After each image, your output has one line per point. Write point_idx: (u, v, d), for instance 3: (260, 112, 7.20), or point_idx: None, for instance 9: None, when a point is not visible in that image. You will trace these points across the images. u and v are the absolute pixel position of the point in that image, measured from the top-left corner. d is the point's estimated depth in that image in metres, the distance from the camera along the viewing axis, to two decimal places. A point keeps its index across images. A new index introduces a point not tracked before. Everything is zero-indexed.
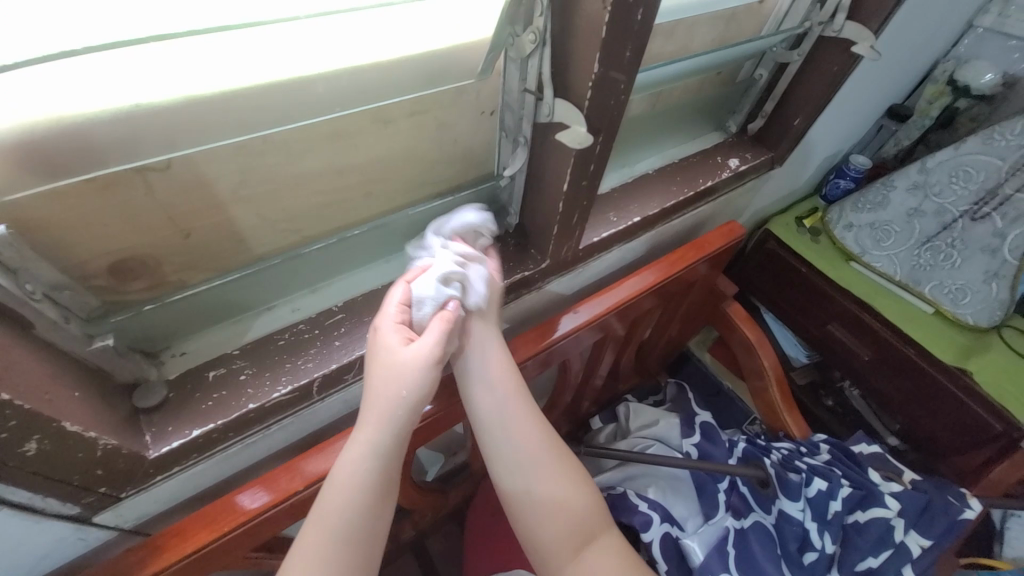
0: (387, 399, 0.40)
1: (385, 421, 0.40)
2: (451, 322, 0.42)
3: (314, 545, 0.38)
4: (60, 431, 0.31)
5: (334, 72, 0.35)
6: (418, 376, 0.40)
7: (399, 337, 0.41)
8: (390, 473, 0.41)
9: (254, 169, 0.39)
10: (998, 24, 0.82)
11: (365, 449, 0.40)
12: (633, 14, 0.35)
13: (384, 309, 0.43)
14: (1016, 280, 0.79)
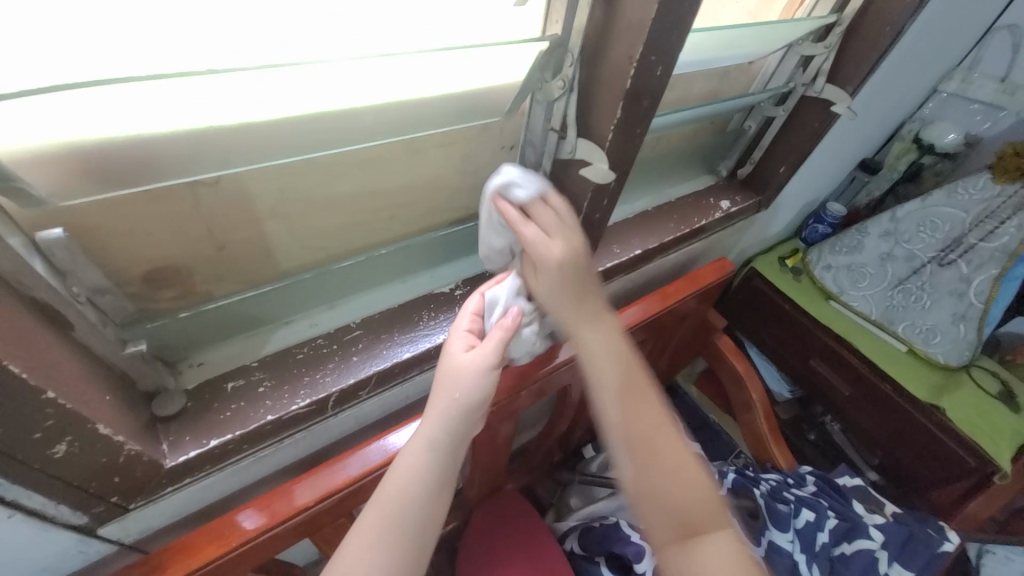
0: (443, 397, 0.42)
1: (440, 417, 0.42)
2: (508, 333, 0.43)
3: (360, 551, 0.39)
4: (93, 433, 0.31)
5: (383, 107, 0.39)
6: (475, 380, 0.42)
7: (463, 341, 0.44)
8: (439, 476, 0.42)
9: (295, 187, 0.41)
10: (961, 89, 0.92)
11: (422, 442, 0.42)
12: (654, 69, 0.39)
13: (460, 315, 0.47)
14: (982, 323, 0.84)
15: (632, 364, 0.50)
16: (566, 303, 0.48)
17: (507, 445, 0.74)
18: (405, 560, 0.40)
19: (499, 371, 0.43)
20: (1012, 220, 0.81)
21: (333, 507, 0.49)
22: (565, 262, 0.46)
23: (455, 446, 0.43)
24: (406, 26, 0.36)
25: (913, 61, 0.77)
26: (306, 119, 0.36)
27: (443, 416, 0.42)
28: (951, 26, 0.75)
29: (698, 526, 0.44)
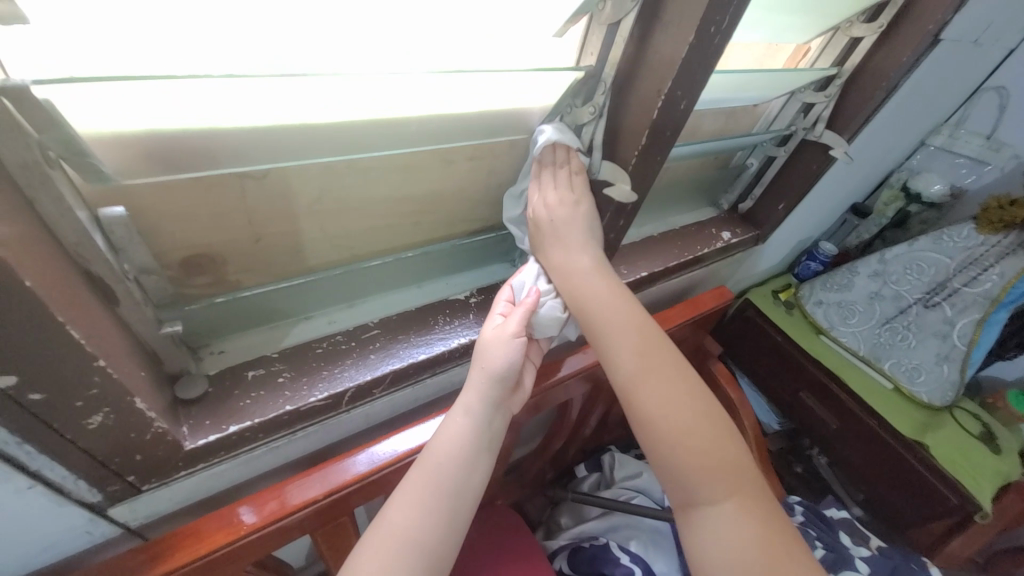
0: (479, 368, 0.46)
1: (478, 384, 0.46)
2: (528, 310, 0.47)
3: (401, 514, 0.40)
4: (130, 405, 0.33)
5: (426, 118, 0.41)
6: (502, 351, 0.45)
7: (497, 317, 0.48)
8: (476, 446, 0.44)
9: (334, 188, 0.43)
10: (947, 144, 0.99)
11: (462, 408, 0.45)
12: (678, 104, 0.43)
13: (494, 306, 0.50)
14: (964, 364, 0.87)
15: (641, 323, 0.49)
16: (582, 269, 0.49)
17: (507, 456, 0.75)
18: (440, 529, 0.41)
19: (522, 341, 0.46)
20: (994, 268, 0.85)
21: (327, 509, 0.49)
22: (567, 217, 0.48)
23: (490, 418, 0.46)
24: (460, 46, 0.38)
25: (904, 115, 0.82)
26: (355, 125, 0.38)
27: (484, 385, 0.45)
28: (939, 86, 0.81)
29: (710, 496, 0.43)
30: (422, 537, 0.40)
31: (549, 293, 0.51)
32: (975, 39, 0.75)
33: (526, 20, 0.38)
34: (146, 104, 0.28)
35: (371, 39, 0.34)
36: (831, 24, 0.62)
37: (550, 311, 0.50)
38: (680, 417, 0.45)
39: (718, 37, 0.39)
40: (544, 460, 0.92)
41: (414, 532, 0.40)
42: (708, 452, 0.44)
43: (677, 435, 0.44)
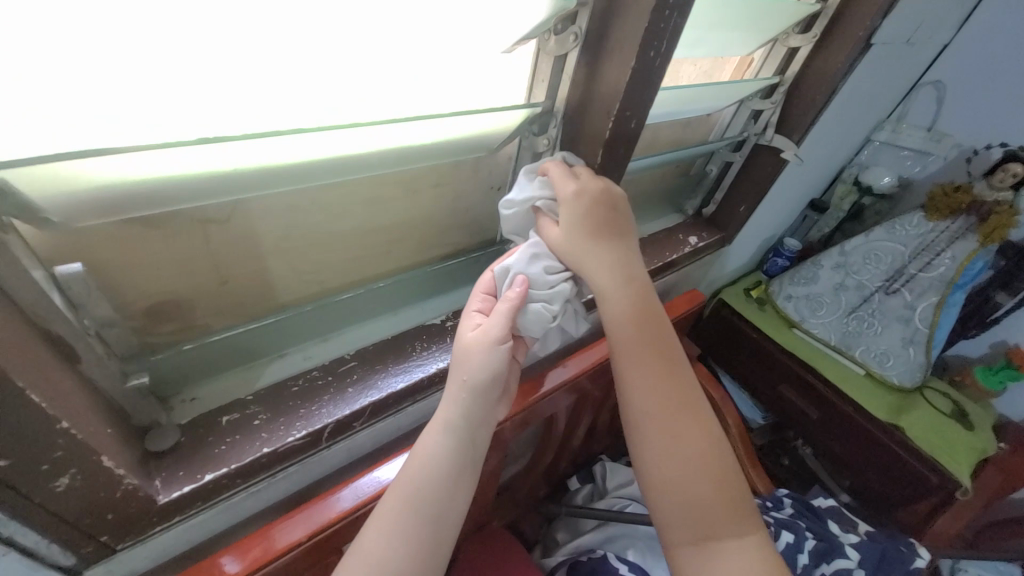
0: (458, 378, 0.43)
1: (463, 393, 0.42)
2: (513, 306, 0.42)
3: (381, 532, 0.39)
4: (96, 464, 0.32)
5: (387, 152, 0.41)
6: (484, 358, 0.42)
7: (474, 319, 0.45)
8: (461, 456, 0.42)
9: (298, 228, 0.44)
10: (892, 138, 1.04)
11: (442, 423, 0.43)
12: (628, 123, 0.46)
13: (474, 294, 0.47)
14: (928, 345, 0.92)
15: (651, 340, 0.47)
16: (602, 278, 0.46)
17: (496, 478, 0.75)
18: (427, 540, 0.40)
19: (506, 345, 0.43)
20: (946, 253, 0.90)
21: (314, 550, 0.47)
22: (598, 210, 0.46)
23: (470, 428, 0.43)
24: (419, 82, 0.39)
25: (848, 114, 0.87)
26: (314, 164, 0.38)
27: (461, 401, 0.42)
28: (877, 85, 0.87)
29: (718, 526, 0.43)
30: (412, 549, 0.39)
31: (547, 283, 0.45)
32: (905, 39, 0.80)
33: (478, 48, 0.39)
34: (117, 170, 0.28)
35: (327, 78, 0.34)
36: (772, 35, 0.65)
37: (537, 314, 0.44)
38: (683, 441, 0.45)
39: (658, 60, 0.41)
40: (535, 477, 0.92)
41: (393, 550, 0.39)
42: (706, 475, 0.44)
43: (691, 463, 0.44)
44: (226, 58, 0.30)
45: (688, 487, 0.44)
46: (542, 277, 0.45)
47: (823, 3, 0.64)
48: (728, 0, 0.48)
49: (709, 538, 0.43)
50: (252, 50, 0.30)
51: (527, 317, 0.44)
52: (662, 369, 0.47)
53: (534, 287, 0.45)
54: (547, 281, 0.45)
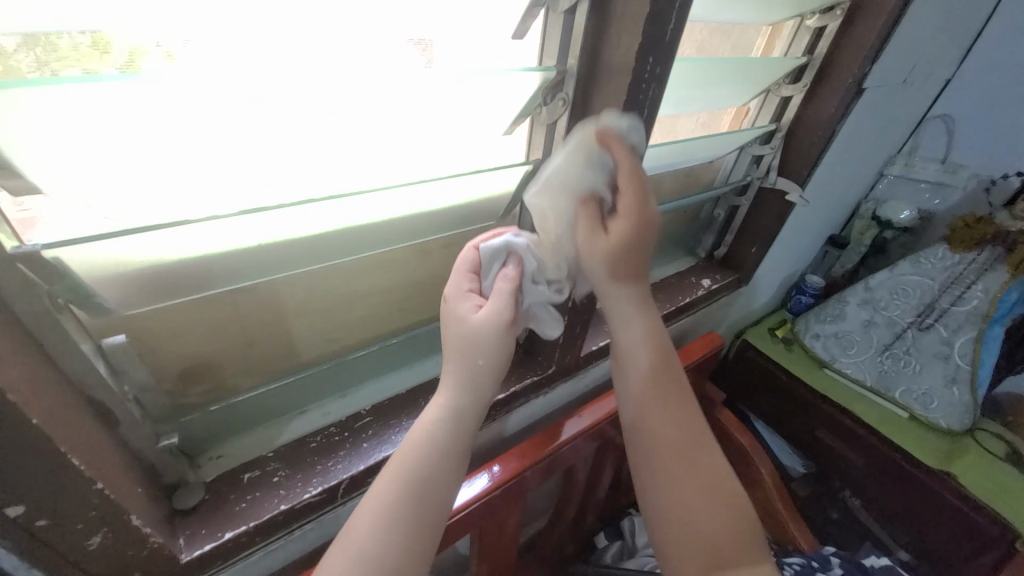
0: (471, 360, 0.43)
1: (466, 361, 0.43)
2: (515, 284, 0.44)
3: (378, 505, 0.37)
4: (126, 523, 0.34)
5: (397, 220, 0.45)
6: (497, 337, 0.42)
7: (467, 303, 0.43)
8: (461, 437, 0.42)
9: (317, 291, 0.47)
10: (906, 171, 1.03)
11: (446, 409, 0.43)
12: (621, 182, 0.48)
13: (454, 273, 0.45)
14: (973, 384, 0.87)
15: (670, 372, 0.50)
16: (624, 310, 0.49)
17: (515, 535, 0.73)
18: (431, 515, 0.39)
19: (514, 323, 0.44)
20: (977, 284, 0.87)
21: None
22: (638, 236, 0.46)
23: (470, 403, 0.43)
24: (421, 153, 0.43)
25: (853, 153, 0.88)
26: (329, 235, 0.42)
27: (462, 375, 0.43)
28: (879, 124, 0.88)
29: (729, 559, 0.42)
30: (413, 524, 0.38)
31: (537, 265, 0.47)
32: (902, 80, 0.82)
33: (475, 126, 0.44)
34: (157, 249, 0.33)
35: (341, 165, 0.39)
36: (763, 87, 0.68)
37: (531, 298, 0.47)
38: (692, 467, 0.45)
39: (642, 125, 0.45)
40: (560, 533, 0.88)
41: (383, 539, 0.36)
42: (716, 504, 0.43)
43: (703, 487, 0.44)
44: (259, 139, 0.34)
45: (697, 512, 0.43)
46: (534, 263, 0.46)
47: (810, 55, 0.67)
48: (708, 65, 0.51)
49: (712, 571, 0.41)
50: (273, 124, 0.33)
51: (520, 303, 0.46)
52: (676, 398, 0.49)
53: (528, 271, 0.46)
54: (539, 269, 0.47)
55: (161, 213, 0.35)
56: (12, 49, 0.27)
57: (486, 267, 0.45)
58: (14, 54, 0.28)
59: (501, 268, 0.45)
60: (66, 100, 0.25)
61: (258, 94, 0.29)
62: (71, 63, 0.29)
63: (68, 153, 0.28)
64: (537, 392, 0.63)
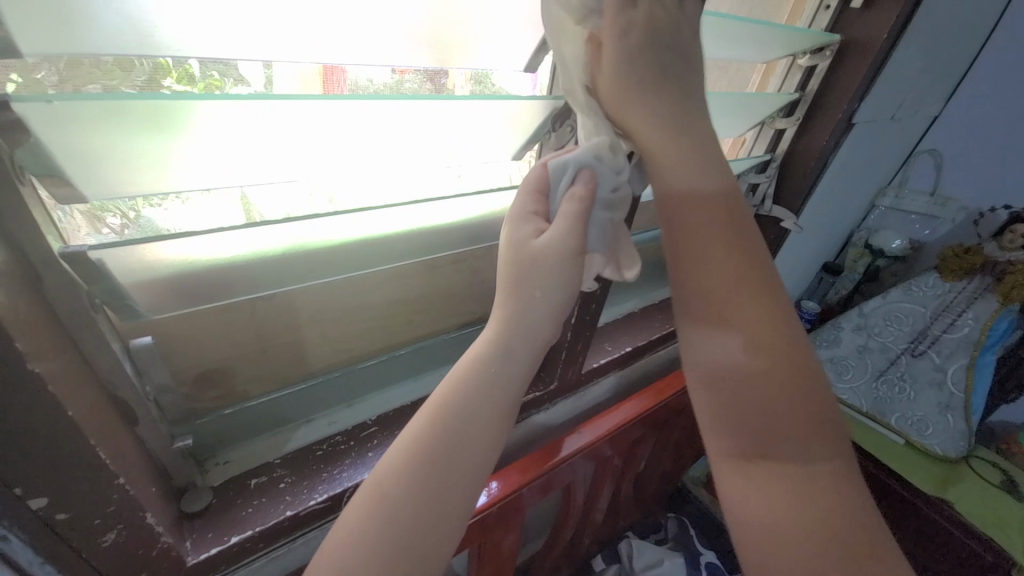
0: (529, 293, 0.37)
1: (521, 296, 0.38)
2: (583, 210, 0.36)
3: (389, 480, 0.34)
4: (139, 521, 0.34)
5: (414, 233, 0.48)
6: (562, 273, 0.36)
7: (527, 228, 0.37)
8: (502, 384, 0.37)
9: (334, 301, 0.50)
10: (896, 203, 1.07)
11: (477, 370, 0.37)
12: None
13: (519, 191, 0.38)
14: (967, 412, 0.88)
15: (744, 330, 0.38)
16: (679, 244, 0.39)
17: (511, 556, 0.72)
18: (451, 498, 0.35)
19: (577, 258, 0.37)
20: (968, 313, 0.90)
21: None
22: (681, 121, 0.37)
23: (519, 345, 0.38)
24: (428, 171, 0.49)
25: (846, 183, 0.92)
26: (355, 245, 0.45)
27: (517, 311, 0.38)
28: (870, 156, 0.92)
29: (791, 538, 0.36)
30: (431, 493, 0.34)
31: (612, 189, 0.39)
32: (891, 116, 0.86)
33: (486, 149, 0.47)
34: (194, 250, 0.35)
35: None
36: (759, 120, 0.71)
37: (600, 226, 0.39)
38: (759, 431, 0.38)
39: None
40: (557, 555, 0.88)
41: (397, 516, 0.33)
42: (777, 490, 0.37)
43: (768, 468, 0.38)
44: (286, 155, 0.36)
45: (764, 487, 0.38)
46: (608, 177, 0.38)
47: (802, 91, 0.71)
48: (708, 100, 0.55)
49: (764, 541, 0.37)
50: (305, 141, 0.35)
51: (590, 228, 0.38)
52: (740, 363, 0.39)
53: (602, 186, 0.38)
54: (617, 181, 0.38)
55: (202, 221, 0.40)
56: (38, 63, 0.29)
57: (553, 184, 0.38)
58: (38, 67, 0.29)
59: (569, 187, 0.37)
60: (205, 114, 0.29)
61: (303, 125, 0.33)
62: (93, 79, 0.32)
63: (115, 173, 0.31)
64: (528, 410, 0.63)
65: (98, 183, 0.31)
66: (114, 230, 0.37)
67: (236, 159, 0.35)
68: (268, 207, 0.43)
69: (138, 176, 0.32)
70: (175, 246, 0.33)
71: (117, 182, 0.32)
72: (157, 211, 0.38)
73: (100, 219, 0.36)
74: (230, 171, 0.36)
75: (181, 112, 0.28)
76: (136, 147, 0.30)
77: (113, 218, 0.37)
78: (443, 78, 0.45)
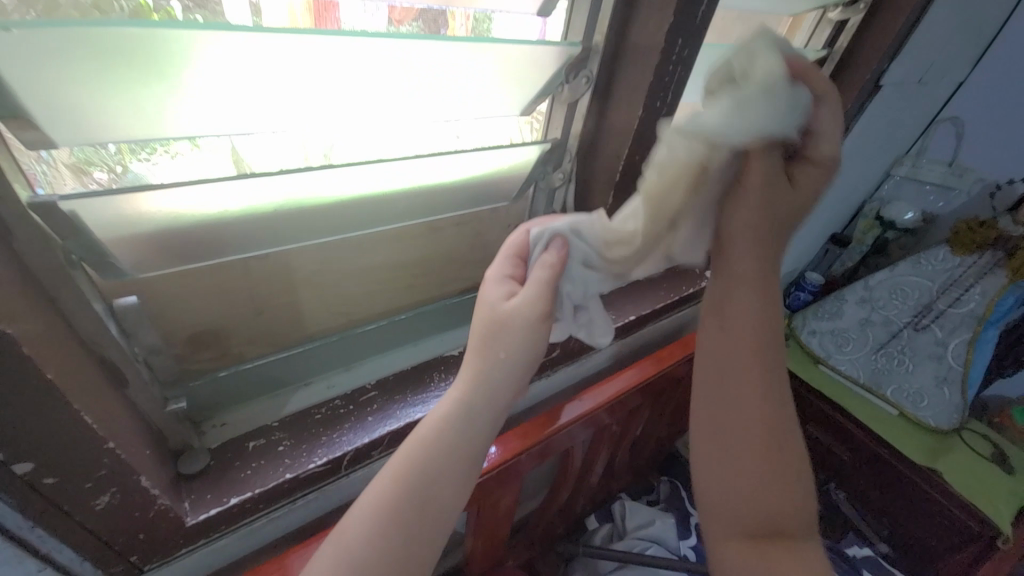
0: (494, 353, 0.38)
1: (490, 354, 0.38)
2: (552, 278, 0.38)
3: (371, 501, 0.36)
4: (134, 484, 0.34)
5: (414, 190, 0.44)
6: (526, 337, 0.37)
7: (501, 289, 0.39)
8: (465, 434, 0.38)
9: (331, 263, 0.48)
10: (911, 172, 1.04)
11: (457, 407, 0.38)
12: (660, 111, 0.46)
13: (497, 258, 0.41)
14: (963, 385, 0.89)
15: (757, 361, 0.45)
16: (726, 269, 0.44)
17: (508, 516, 0.74)
18: (432, 512, 0.36)
19: (545, 324, 0.38)
20: (975, 288, 0.88)
21: None
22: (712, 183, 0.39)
23: (497, 379, 0.38)
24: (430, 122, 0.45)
25: (864, 150, 0.88)
26: (356, 203, 0.42)
27: (482, 370, 0.38)
28: (891, 122, 0.88)
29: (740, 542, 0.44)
30: (404, 516, 0.35)
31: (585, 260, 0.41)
32: (917, 79, 0.81)
33: (493, 103, 0.43)
34: (189, 205, 0.33)
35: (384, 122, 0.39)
36: None
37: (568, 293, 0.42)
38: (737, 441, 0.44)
39: (665, 108, 0.46)
40: (552, 514, 0.90)
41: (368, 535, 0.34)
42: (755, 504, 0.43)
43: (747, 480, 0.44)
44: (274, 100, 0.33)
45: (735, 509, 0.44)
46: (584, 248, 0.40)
47: (830, 48, 0.66)
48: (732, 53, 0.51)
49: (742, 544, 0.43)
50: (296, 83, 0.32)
51: (561, 297, 0.41)
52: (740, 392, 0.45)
53: (573, 258, 0.40)
54: (590, 256, 0.41)
55: (187, 171, 0.37)
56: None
57: (530, 251, 0.40)
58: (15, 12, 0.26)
59: (542, 253, 0.39)
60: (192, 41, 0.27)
61: None
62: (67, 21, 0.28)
63: (86, 122, 0.28)
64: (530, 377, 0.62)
65: (70, 128, 0.28)
66: (101, 184, 0.34)
67: (221, 104, 0.31)
68: (258, 160, 0.39)
69: (115, 126, 0.29)
70: (168, 197, 0.31)
71: (92, 133, 0.29)
72: (150, 168, 0.35)
73: (86, 172, 0.33)
74: (218, 123, 0.32)
75: (172, 39, 0.26)
76: (112, 88, 0.27)
77: (100, 172, 0.34)
78: (442, 24, 0.40)
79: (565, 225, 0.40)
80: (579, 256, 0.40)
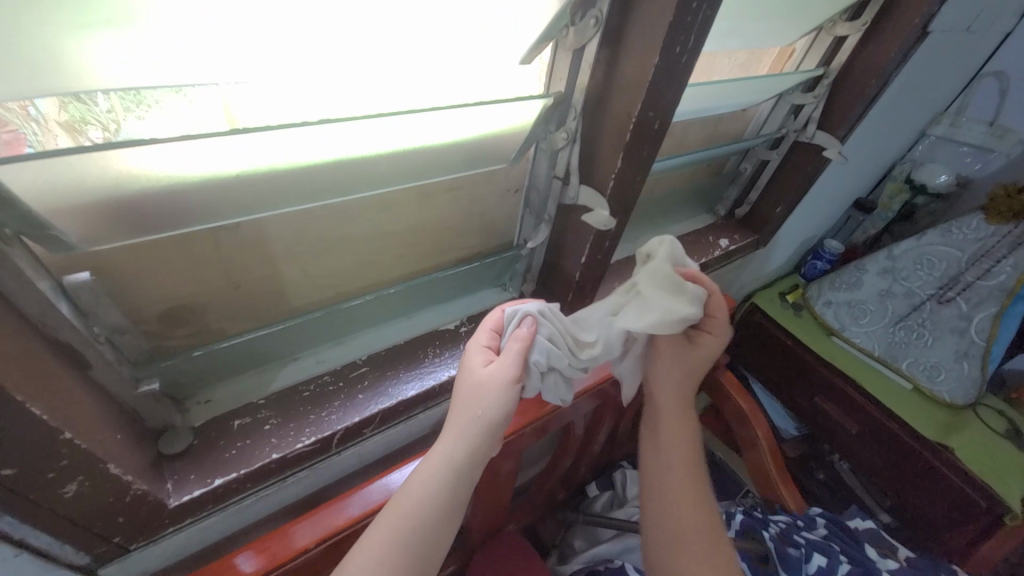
0: (472, 413, 0.42)
1: (467, 414, 0.42)
2: (525, 345, 0.44)
3: (375, 549, 0.37)
4: (104, 472, 0.32)
5: (396, 154, 0.39)
6: (502, 398, 0.42)
7: (479, 357, 0.44)
8: (454, 494, 0.41)
9: (310, 232, 0.44)
10: (950, 132, 0.97)
11: (445, 458, 0.41)
12: (679, 59, 0.40)
13: (478, 332, 0.47)
14: (984, 360, 0.84)
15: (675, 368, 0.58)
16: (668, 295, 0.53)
17: (508, 486, 0.73)
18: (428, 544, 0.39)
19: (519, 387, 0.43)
20: (1007, 259, 0.82)
21: (329, 552, 0.46)
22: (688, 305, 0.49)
23: (481, 429, 0.42)
24: None
25: (900, 108, 0.81)
26: (340, 166, 0.37)
27: (460, 422, 0.42)
28: (935, 74, 0.79)
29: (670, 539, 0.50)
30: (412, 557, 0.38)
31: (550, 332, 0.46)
32: (966, 27, 0.73)
33: (487, 47, 0.37)
34: (175, 165, 0.29)
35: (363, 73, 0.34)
36: (817, 24, 0.60)
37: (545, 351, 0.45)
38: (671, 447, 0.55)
39: (684, 57, 0.40)
40: (553, 482, 0.90)
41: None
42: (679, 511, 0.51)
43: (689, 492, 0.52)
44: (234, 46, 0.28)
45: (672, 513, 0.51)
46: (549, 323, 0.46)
47: None
48: None
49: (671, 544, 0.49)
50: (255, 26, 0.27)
51: (529, 369, 0.46)
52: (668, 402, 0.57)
53: (543, 334, 0.46)
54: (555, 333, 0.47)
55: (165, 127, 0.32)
56: None
57: (504, 326, 0.46)
58: None
59: (516, 328, 0.45)
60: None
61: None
62: None
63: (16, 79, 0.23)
64: None
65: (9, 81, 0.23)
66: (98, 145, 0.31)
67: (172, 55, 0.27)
68: (248, 115, 0.34)
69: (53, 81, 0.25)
70: (141, 153, 0.27)
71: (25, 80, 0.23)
72: (141, 125, 0.31)
73: (81, 131, 0.30)
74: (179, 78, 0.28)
75: None
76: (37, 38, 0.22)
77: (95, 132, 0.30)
78: None
79: (535, 306, 0.46)
80: (545, 330, 0.46)
